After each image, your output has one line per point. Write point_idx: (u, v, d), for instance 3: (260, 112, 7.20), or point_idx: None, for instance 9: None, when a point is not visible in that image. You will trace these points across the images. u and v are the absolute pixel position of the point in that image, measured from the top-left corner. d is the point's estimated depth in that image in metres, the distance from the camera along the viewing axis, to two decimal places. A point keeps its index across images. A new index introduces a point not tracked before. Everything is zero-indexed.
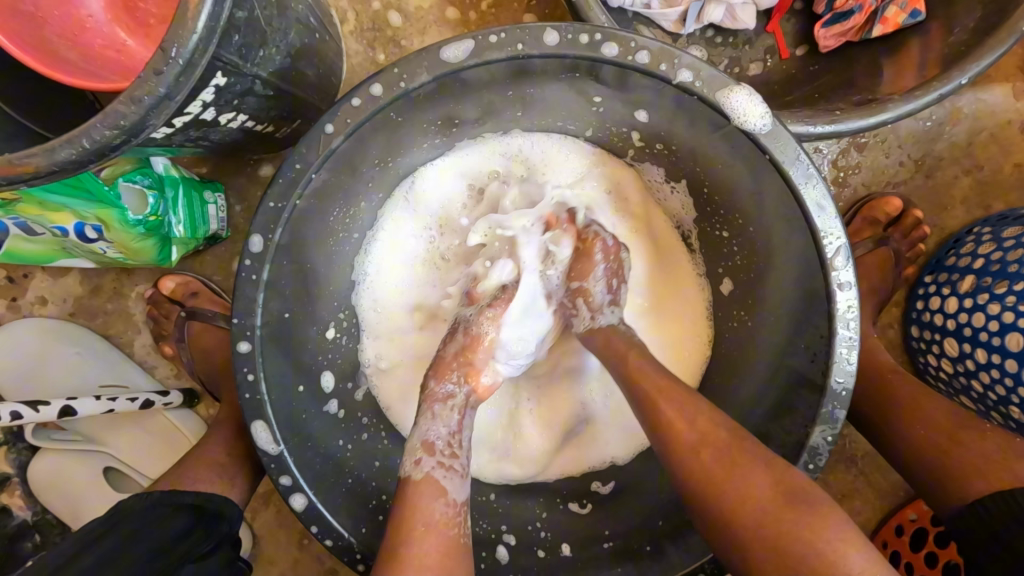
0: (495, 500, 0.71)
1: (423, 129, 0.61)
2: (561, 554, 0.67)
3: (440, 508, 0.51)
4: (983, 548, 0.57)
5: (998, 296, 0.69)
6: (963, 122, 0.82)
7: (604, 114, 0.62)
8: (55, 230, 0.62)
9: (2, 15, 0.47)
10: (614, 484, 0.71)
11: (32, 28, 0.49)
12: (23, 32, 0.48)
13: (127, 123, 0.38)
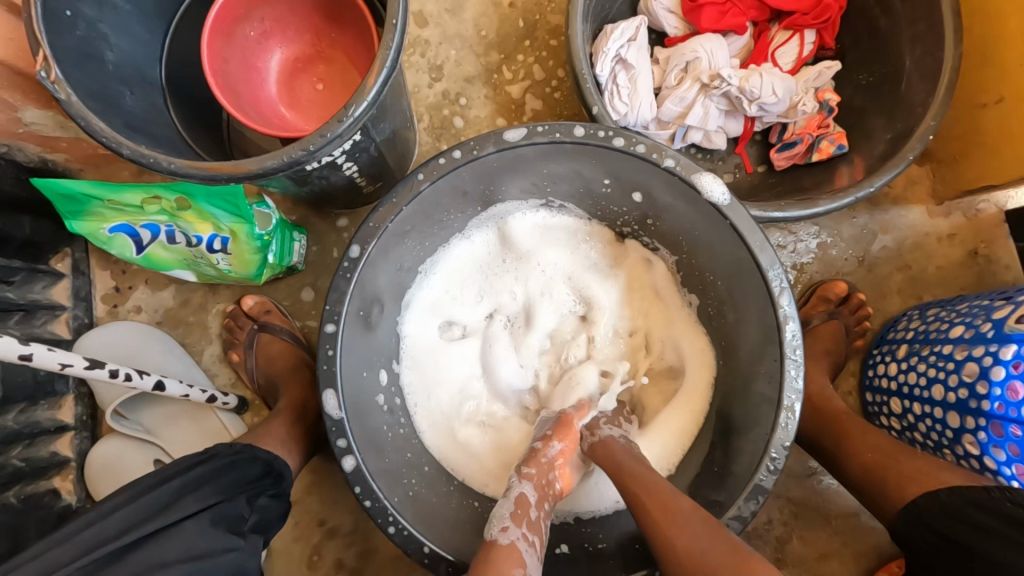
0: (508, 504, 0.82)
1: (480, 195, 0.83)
2: (560, 552, 0.77)
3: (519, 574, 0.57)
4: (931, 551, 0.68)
5: (925, 357, 0.85)
6: (890, 231, 1.05)
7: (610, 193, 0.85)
8: (194, 239, 0.81)
9: (221, 89, 0.71)
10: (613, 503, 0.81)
11: (235, 99, 0.73)
12: (229, 100, 0.72)
13: (313, 148, 0.59)
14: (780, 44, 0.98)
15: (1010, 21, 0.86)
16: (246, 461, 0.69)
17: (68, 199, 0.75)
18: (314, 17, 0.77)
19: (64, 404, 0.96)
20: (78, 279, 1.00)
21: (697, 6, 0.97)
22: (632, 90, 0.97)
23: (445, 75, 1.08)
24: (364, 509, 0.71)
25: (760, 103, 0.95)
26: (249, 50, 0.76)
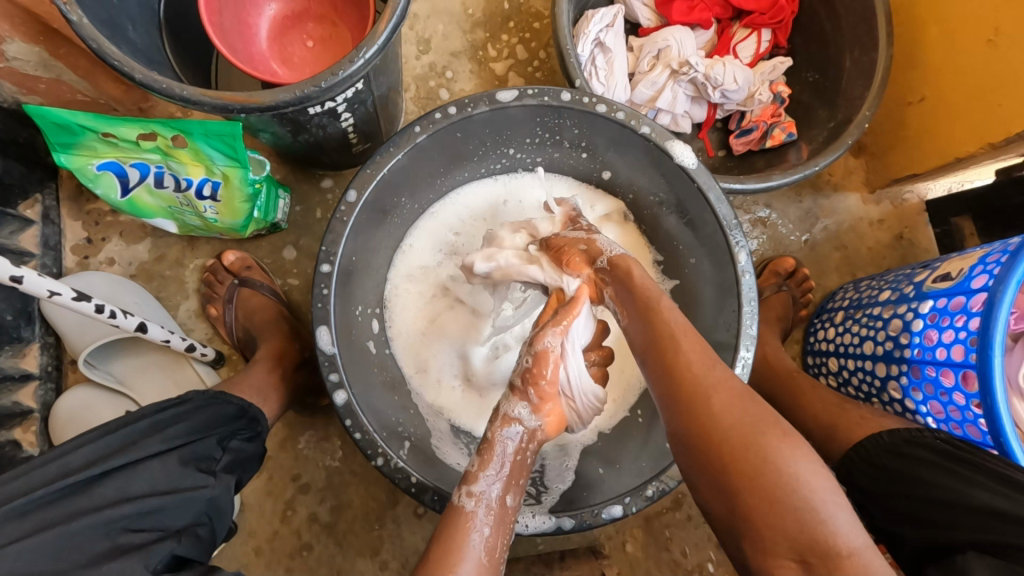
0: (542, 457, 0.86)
1: (464, 158, 0.88)
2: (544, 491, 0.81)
3: (480, 542, 0.55)
4: (862, 469, 0.78)
5: (858, 321, 0.96)
6: (830, 215, 1.17)
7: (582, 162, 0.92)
8: (183, 183, 0.82)
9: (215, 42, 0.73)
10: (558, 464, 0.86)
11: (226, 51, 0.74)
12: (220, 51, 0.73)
13: (323, 86, 0.62)
14: (740, 40, 1.10)
15: (929, 31, 0.99)
16: (213, 429, 0.68)
17: (58, 129, 0.74)
18: None
19: (28, 353, 0.93)
20: (48, 227, 0.98)
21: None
22: (609, 72, 1.05)
23: (433, 49, 1.13)
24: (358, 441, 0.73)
25: (722, 90, 1.05)
26: (240, 5, 0.78)
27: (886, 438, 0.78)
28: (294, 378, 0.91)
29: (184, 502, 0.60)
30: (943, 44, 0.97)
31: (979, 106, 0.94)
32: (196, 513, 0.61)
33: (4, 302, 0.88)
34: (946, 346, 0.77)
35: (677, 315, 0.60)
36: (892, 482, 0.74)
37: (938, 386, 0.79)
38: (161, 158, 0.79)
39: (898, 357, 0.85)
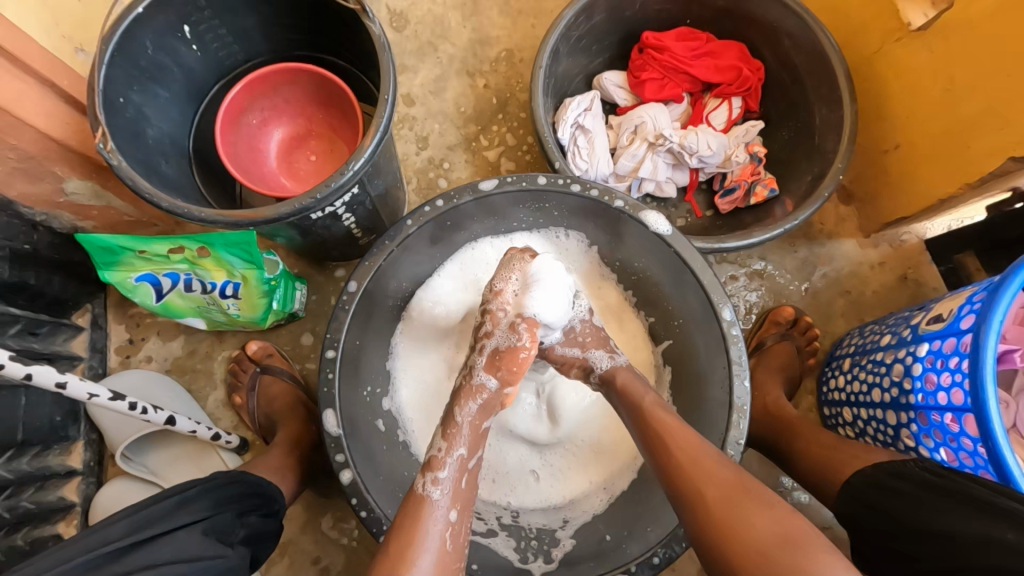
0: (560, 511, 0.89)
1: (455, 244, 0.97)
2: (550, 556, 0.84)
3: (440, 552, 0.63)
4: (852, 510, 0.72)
5: (865, 367, 0.95)
6: (827, 262, 1.18)
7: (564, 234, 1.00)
8: (209, 285, 0.92)
9: (232, 166, 0.88)
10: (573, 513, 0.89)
11: (241, 172, 0.89)
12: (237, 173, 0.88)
13: (320, 197, 0.74)
14: (712, 109, 1.17)
15: (890, 85, 1.04)
16: (225, 508, 0.71)
17: (102, 250, 0.86)
18: (305, 103, 0.94)
19: (73, 450, 1.01)
20: (96, 332, 1.09)
21: (641, 81, 1.16)
22: (590, 151, 1.14)
23: (431, 145, 1.25)
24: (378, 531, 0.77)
25: (698, 156, 1.12)
26: (253, 135, 0.93)
27: (870, 473, 0.73)
28: (310, 459, 0.96)
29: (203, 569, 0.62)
30: (906, 94, 1.01)
31: (948, 147, 0.96)
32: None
33: (54, 405, 0.97)
34: (946, 389, 0.75)
35: (664, 415, 0.72)
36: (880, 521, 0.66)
37: (948, 431, 0.75)
38: (189, 267, 0.90)
39: (906, 404, 0.82)
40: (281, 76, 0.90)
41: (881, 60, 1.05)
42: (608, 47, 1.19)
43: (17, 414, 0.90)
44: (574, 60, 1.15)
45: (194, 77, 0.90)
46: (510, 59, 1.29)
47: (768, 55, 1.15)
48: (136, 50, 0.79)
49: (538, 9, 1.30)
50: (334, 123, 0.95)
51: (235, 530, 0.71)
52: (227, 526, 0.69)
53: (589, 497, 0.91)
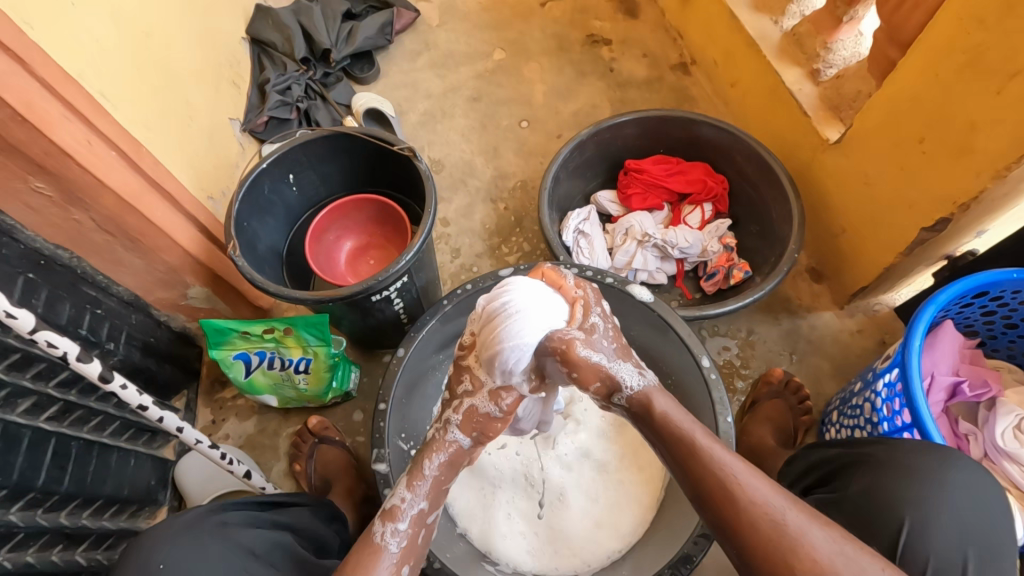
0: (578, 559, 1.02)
1: None
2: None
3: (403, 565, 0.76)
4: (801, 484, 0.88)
5: (846, 412, 1.06)
6: (809, 332, 1.34)
7: None
8: (288, 361, 1.16)
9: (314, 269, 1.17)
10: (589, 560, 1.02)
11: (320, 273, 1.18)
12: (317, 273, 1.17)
13: (378, 280, 1.02)
14: (687, 214, 1.45)
15: (826, 184, 1.30)
16: (324, 503, 1.04)
17: (215, 333, 1.13)
18: (369, 223, 1.25)
19: (158, 514, 1.18)
20: (188, 413, 1.32)
21: (627, 196, 1.46)
22: (591, 250, 1.40)
23: (463, 254, 1.55)
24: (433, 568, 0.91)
25: (679, 249, 1.37)
26: (330, 247, 1.23)
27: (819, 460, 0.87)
28: None
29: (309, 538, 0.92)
30: (840, 190, 1.26)
31: (880, 226, 1.18)
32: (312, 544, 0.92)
33: (151, 471, 1.18)
34: (899, 413, 0.87)
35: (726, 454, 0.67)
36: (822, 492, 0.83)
37: None
38: (275, 345, 1.15)
39: (878, 435, 0.93)
40: (354, 205, 1.23)
41: (815, 167, 1.32)
42: (600, 173, 1.52)
43: (125, 473, 1.10)
44: (572, 183, 1.47)
45: (291, 209, 1.24)
46: (525, 187, 1.64)
47: (727, 170, 1.44)
48: (256, 192, 1.13)
49: (545, 151, 1.68)
50: (389, 236, 1.25)
51: (331, 521, 1.02)
52: (324, 514, 1.02)
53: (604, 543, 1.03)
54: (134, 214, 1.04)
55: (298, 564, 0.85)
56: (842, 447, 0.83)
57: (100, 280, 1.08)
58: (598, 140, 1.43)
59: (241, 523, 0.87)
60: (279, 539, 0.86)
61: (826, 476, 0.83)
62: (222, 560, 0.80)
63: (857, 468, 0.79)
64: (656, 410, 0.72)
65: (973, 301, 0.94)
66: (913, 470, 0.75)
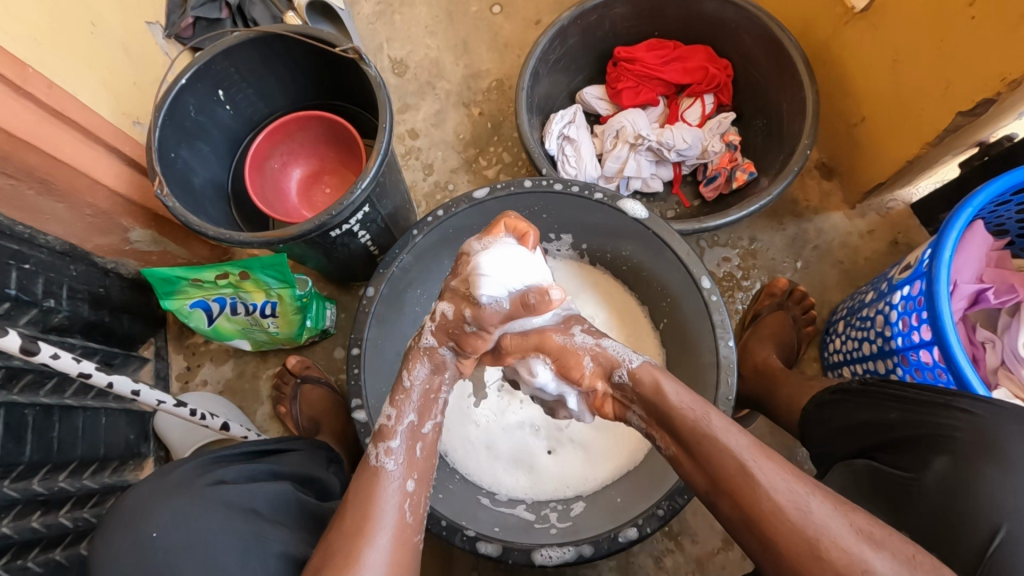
0: (574, 488, 0.99)
1: None
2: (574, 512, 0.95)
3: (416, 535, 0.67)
4: (833, 422, 0.81)
5: (854, 324, 0.99)
6: (817, 237, 1.23)
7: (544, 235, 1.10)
8: (251, 307, 1.07)
9: (263, 205, 1.04)
10: (586, 489, 0.98)
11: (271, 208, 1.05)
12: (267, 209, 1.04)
13: (334, 214, 0.89)
14: (686, 108, 1.27)
15: (847, 63, 1.12)
16: (319, 448, 0.93)
17: (163, 283, 1.02)
18: (319, 145, 1.10)
19: (145, 465, 1.16)
20: (159, 362, 1.25)
21: (618, 91, 1.28)
22: (578, 158, 1.25)
23: (436, 170, 1.39)
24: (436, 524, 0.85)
25: (676, 150, 1.22)
26: (276, 176, 1.09)
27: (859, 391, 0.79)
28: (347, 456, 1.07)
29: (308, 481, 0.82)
30: (863, 71, 1.09)
31: (907, 114, 1.03)
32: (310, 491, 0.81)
33: (127, 425, 1.13)
34: (917, 328, 0.79)
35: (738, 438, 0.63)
36: (866, 438, 0.74)
37: (926, 368, 0.79)
38: (234, 291, 1.05)
39: (889, 350, 0.86)
40: (295, 124, 1.07)
41: (835, 43, 1.13)
42: (585, 66, 1.32)
43: (98, 432, 1.06)
44: (555, 79, 1.27)
45: (228, 132, 1.07)
46: (501, 87, 1.44)
47: (731, 53, 1.25)
48: (181, 116, 0.96)
49: (522, 41, 1.45)
50: (343, 159, 1.11)
51: (329, 464, 0.91)
52: (321, 458, 0.91)
53: (599, 469, 1.00)
54: (37, 152, 0.88)
55: (305, 509, 0.76)
56: (911, 406, 0.71)
57: (20, 232, 0.94)
58: (583, 25, 1.21)
59: (237, 479, 0.76)
60: (279, 487, 0.75)
61: (885, 440, 0.71)
62: (218, 523, 0.69)
63: (925, 437, 0.66)
64: (658, 388, 0.71)
65: (1011, 198, 0.83)
66: (1003, 439, 0.61)
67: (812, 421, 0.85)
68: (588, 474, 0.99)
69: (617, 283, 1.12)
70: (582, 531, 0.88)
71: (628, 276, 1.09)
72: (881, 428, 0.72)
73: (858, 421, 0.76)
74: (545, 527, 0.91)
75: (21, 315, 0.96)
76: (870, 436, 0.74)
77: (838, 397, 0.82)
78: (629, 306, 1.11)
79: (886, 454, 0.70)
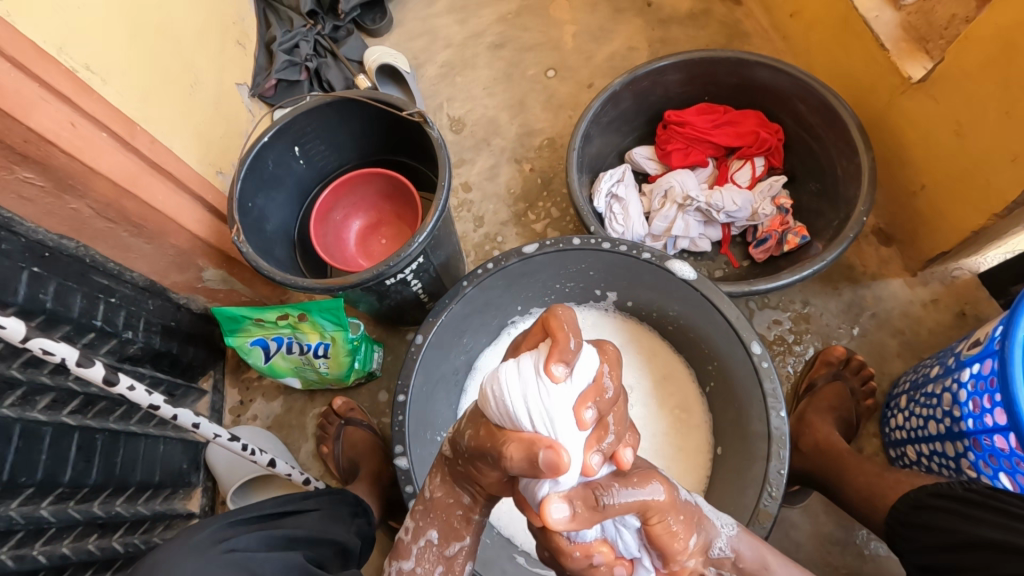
0: None
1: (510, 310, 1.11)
2: None
3: None
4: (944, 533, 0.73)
5: (918, 400, 0.94)
6: (876, 304, 1.19)
7: (591, 291, 1.11)
8: (306, 347, 1.12)
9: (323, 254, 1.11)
10: None
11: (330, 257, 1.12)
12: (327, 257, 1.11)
13: (390, 264, 0.94)
14: (736, 170, 1.28)
15: (905, 131, 1.11)
16: (341, 502, 0.96)
17: (228, 321, 1.09)
18: (378, 198, 1.17)
19: (193, 495, 1.20)
20: (215, 394, 1.31)
21: (667, 152, 1.31)
22: (625, 215, 1.27)
23: (486, 222, 1.44)
24: None
25: (725, 211, 1.22)
26: (337, 227, 1.16)
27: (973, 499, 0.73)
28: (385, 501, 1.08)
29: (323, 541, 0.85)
30: (922, 140, 1.08)
31: (971, 183, 1.00)
32: (321, 555, 0.83)
33: (182, 454, 1.18)
34: (990, 410, 0.74)
35: None
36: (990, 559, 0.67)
37: (1001, 454, 0.74)
38: (291, 331, 1.11)
39: (959, 432, 0.81)
40: (358, 180, 1.14)
41: (892, 111, 1.13)
42: (636, 128, 1.36)
43: (156, 460, 1.11)
44: (606, 140, 1.32)
45: (300, 183, 1.16)
46: (553, 146, 1.50)
47: (783, 118, 1.26)
48: (260, 169, 1.05)
49: (575, 103, 1.52)
50: (400, 211, 1.17)
51: (351, 521, 0.94)
52: (343, 516, 0.94)
53: None
54: (135, 199, 0.98)
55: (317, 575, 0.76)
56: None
57: (111, 268, 1.04)
58: (635, 90, 1.26)
59: (251, 546, 0.76)
60: (291, 556, 0.76)
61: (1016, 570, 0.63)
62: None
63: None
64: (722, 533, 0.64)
65: None
66: None
67: (910, 526, 0.79)
68: None
69: (661, 341, 1.11)
70: None
71: (675, 335, 1.08)
72: (1015, 555, 0.64)
73: (979, 538, 0.69)
74: None
75: (102, 344, 1.04)
76: (994, 561, 0.66)
77: (949, 505, 0.75)
78: (673, 364, 1.10)
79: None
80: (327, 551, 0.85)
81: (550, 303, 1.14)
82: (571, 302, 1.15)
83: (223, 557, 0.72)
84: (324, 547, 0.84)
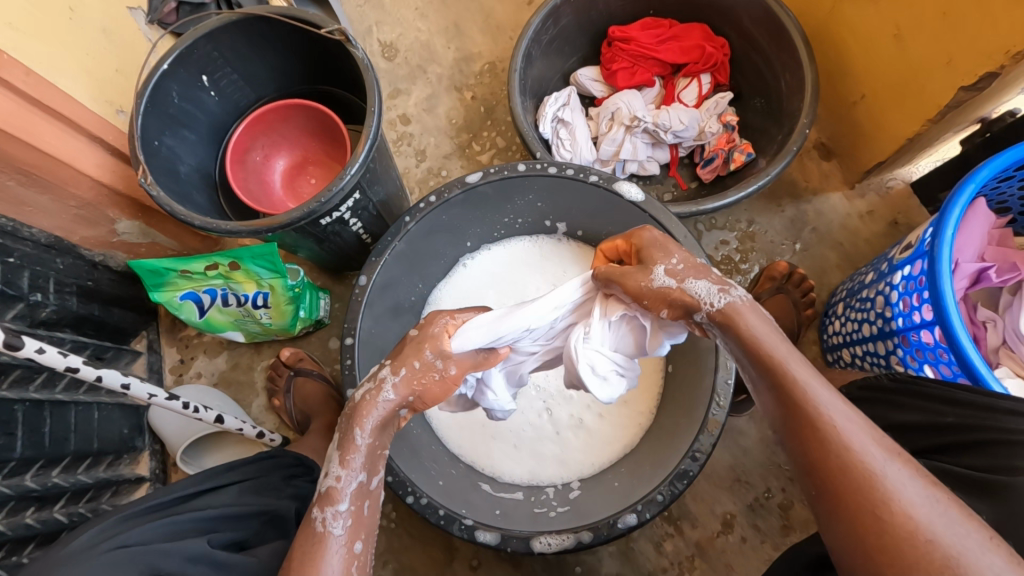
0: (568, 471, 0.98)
1: (458, 245, 1.07)
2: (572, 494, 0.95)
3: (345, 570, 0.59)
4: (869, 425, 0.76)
5: (854, 306, 0.98)
6: (817, 219, 1.22)
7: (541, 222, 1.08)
8: (242, 298, 1.05)
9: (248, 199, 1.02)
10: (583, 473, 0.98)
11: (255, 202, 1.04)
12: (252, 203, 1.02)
13: (322, 201, 0.87)
14: (682, 88, 1.25)
15: (846, 39, 1.10)
16: (276, 465, 0.87)
17: (151, 275, 1.01)
18: (305, 134, 1.07)
19: (141, 460, 1.15)
20: (152, 355, 1.24)
21: (612, 72, 1.25)
22: (573, 141, 1.22)
23: (429, 156, 1.36)
24: (437, 515, 0.84)
25: (673, 132, 1.20)
26: (259, 169, 1.07)
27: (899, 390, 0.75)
28: None
29: (236, 517, 0.76)
30: (863, 47, 1.07)
31: (908, 90, 1.01)
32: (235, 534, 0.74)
33: (122, 419, 1.12)
34: (919, 308, 0.78)
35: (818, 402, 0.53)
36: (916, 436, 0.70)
37: (927, 348, 0.78)
38: (223, 282, 1.03)
39: (890, 331, 0.85)
40: (277, 114, 1.04)
41: (836, 18, 1.11)
42: (580, 47, 1.29)
43: (92, 427, 1.04)
44: (548, 61, 1.25)
45: (215, 119, 1.05)
46: (494, 70, 1.40)
47: (728, 31, 1.22)
48: (164, 102, 0.93)
49: (515, 23, 1.42)
50: (329, 148, 1.08)
51: (285, 487, 0.85)
52: (275, 484, 0.84)
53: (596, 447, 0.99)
54: (17, 141, 0.86)
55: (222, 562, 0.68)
56: (968, 410, 0.66)
57: (2, 224, 0.92)
58: (576, 4, 1.18)
59: (148, 538, 0.70)
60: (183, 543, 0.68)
61: (939, 443, 0.67)
62: None
63: (987, 440, 0.62)
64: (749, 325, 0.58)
65: (1014, 173, 0.82)
66: None
67: None
68: (584, 455, 0.99)
69: None
70: (580, 516, 0.87)
71: None
72: (935, 430, 0.68)
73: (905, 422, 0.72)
74: (545, 510, 0.91)
75: (7, 309, 0.94)
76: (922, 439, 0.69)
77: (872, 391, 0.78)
78: None
79: (949, 456, 0.65)
80: (252, 525, 0.77)
81: (500, 237, 1.11)
82: (522, 235, 1.11)
83: (109, 557, 0.66)
84: (246, 522, 0.77)
